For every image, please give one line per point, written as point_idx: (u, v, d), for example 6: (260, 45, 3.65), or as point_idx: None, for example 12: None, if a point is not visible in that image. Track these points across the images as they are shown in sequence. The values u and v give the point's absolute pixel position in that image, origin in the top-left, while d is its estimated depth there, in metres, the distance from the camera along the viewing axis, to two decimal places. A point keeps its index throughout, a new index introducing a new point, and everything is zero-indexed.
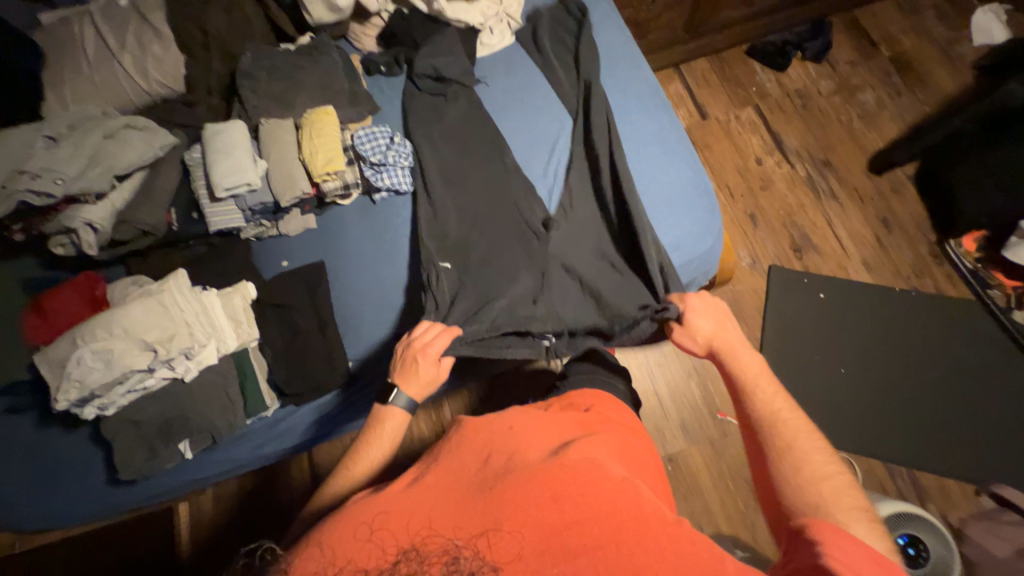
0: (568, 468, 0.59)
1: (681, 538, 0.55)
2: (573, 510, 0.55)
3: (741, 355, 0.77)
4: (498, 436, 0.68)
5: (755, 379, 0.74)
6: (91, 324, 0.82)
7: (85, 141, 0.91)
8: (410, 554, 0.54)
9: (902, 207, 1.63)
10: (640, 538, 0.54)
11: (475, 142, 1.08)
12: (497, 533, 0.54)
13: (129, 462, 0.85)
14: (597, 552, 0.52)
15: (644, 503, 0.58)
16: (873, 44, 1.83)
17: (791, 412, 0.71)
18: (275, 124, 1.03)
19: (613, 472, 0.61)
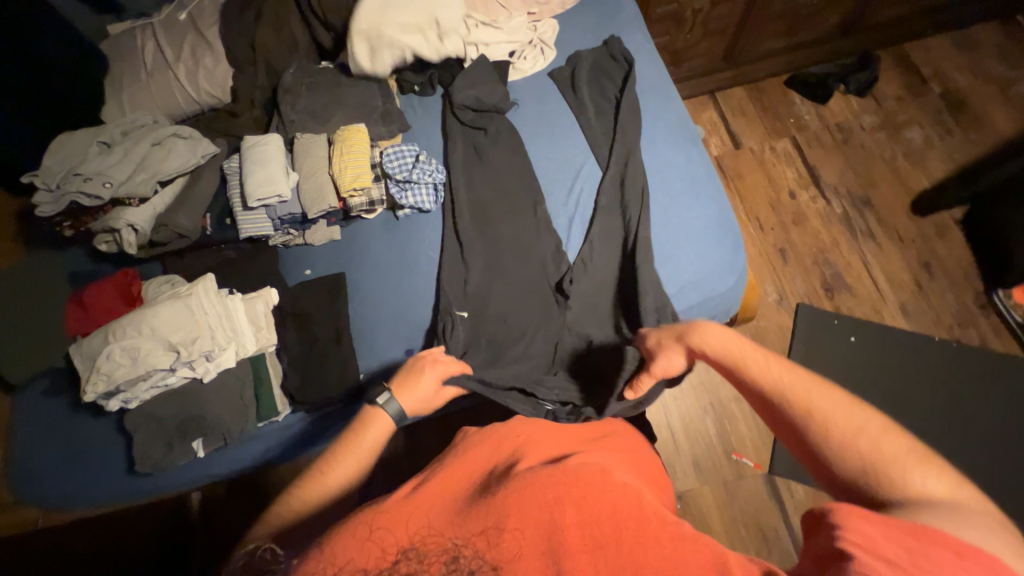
0: (567, 470, 0.60)
1: (679, 537, 0.54)
2: (571, 509, 0.56)
3: (717, 338, 0.68)
4: (499, 450, 0.70)
5: (742, 357, 0.65)
6: (123, 322, 0.86)
7: (135, 148, 0.97)
8: (411, 554, 0.55)
9: (946, 252, 1.54)
10: (639, 536, 0.54)
11: (506, 187, 1.08)
12: (498, 533, 0.55)
13: (147, 455, 0.88)
14: (597, 551, 0.53)
15: (645, 504, 0.57)
16: (923, 80, 1.76)
17: (788, 371, 0.61)
18: (309, 138, 1.07)
19: (614, 476, 0.61)
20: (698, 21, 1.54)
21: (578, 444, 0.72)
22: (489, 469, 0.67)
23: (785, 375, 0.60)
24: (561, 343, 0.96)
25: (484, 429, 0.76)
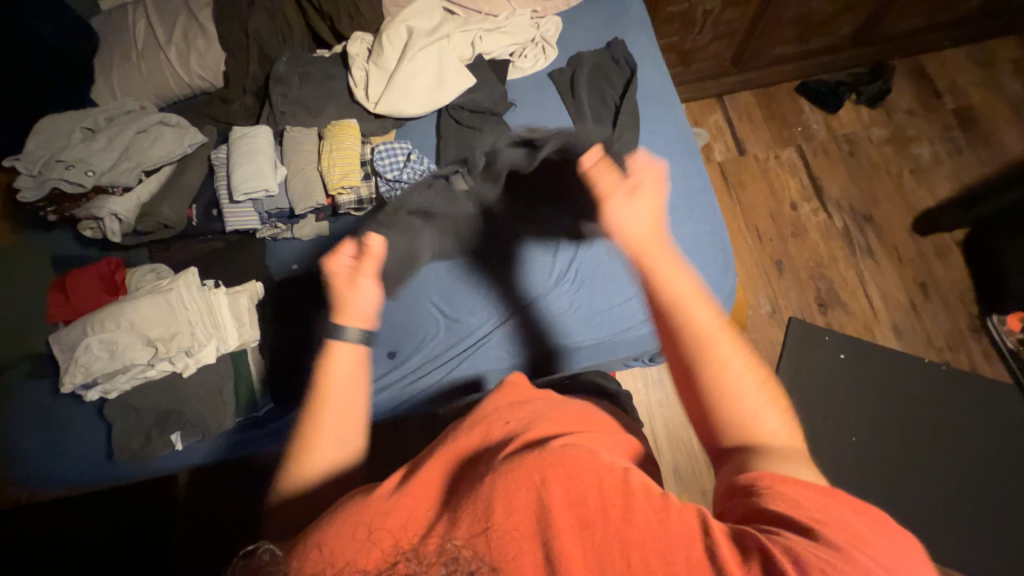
0: (546, 447, 0.48)
1: (671, 512, 0.42)
2: (551, 487, 0.44)
3: (663, 267, 0.59)
4: (491, 432, 0.60)
5: (681, 290, 0.57)
6: (102, 314, 0.87)
7: (120, 135, 0.97)
8: (410, 554, 0.45)
9: (944, 273, 1.52)
10: (631, 514, 0.42)
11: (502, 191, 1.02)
12: (474, 520, 0.44)
13: (126, 444, 0.89)
14: (584, 532, 0.42)
15: (631, 474, 0.46)
16: (936, 94, 1.71)
17: (714, 312, 0.56)
18: (299, 132, 1.06)
19: (606, 455, 0.49)
20: (708, 22, 1.50)
21: (581, 424, 0.61)
22: (475, 454, 0.56)
23: (699, 321, 0.54)
24: (544, 345, 0.97)
25: (467, 417, 0.65)
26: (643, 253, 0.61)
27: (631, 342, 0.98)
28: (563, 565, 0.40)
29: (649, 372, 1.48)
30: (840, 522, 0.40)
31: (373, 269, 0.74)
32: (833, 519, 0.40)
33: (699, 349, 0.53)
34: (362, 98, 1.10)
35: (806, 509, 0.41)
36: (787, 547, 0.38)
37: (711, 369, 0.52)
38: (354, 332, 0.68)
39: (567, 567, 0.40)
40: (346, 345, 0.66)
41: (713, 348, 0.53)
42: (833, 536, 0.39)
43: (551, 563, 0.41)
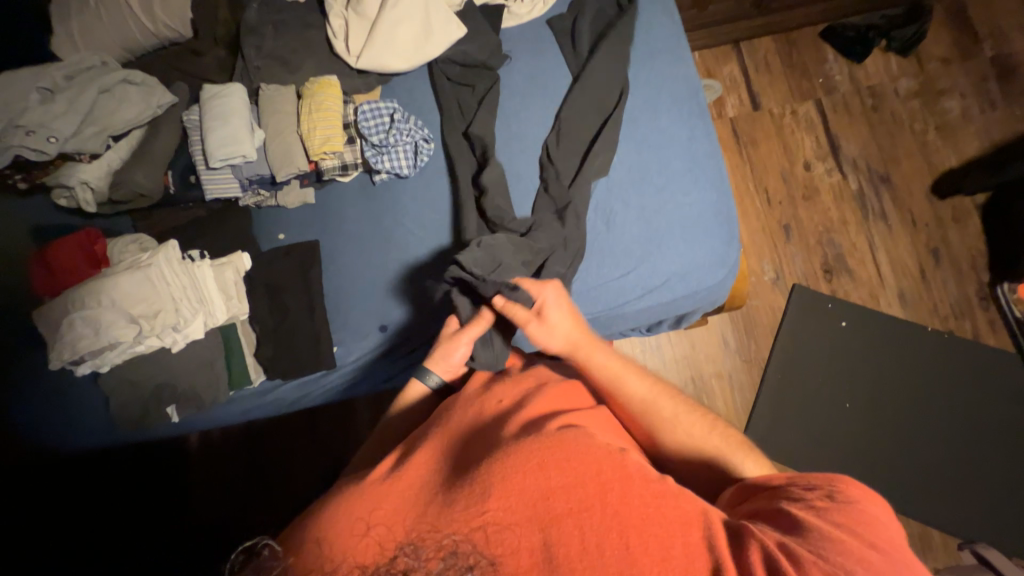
0: (542, 435, 0.53)
1: (667, 501, 0.48)
2: (553, 470, 0.49)
3: (597, 354, 0.72)
4: (485, 411, 0.64)
5: (618, 371, 0.70)
6: (83, 291, 0.84)
7: (80, 96, 0.91)
8: (408, 549, 0.47)
9: (958, 238, 1.46)
10: (627, 497, 0.48)
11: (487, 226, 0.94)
12: (479, 507, 0.48)
13: (125, 415, 0.91)
14: (581, 514, 0.47)
15: (628, 461, 0.51)
16: (975, 40, 1.56)
17: (650, 382, 0.69)
18: (276, 90, 0.99)
19: (599, 438, 0.54)
20: None
21: (568, 403, 0.66)
22: (469, 434, 0.60)
23: (644, 395, 0.68)
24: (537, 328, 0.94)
25: (458, 397, 0.69)
26: (580, 344, 0.74)
27: (628, 317, 0.95)
28: (560, 550, 0.45)
29: (647, 339, 1.47)
30: (844, 510, 0.49)
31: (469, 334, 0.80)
32: (837, 505, 0.50)
33: (651, 418, 0.67)
34: (342, 50, 1.01)
35: (808, 502, 0.51)
36: (784, 543, 0.46)
37: (668, 433, 0.66)
38: (436, 379, 0.78)
39: (564, 550, 0.45)
40: (424, 389, 0.78)
41: (661, 414, 0.67)
42: (827, 526, 0.48)
43: (547, 548, 0.46)
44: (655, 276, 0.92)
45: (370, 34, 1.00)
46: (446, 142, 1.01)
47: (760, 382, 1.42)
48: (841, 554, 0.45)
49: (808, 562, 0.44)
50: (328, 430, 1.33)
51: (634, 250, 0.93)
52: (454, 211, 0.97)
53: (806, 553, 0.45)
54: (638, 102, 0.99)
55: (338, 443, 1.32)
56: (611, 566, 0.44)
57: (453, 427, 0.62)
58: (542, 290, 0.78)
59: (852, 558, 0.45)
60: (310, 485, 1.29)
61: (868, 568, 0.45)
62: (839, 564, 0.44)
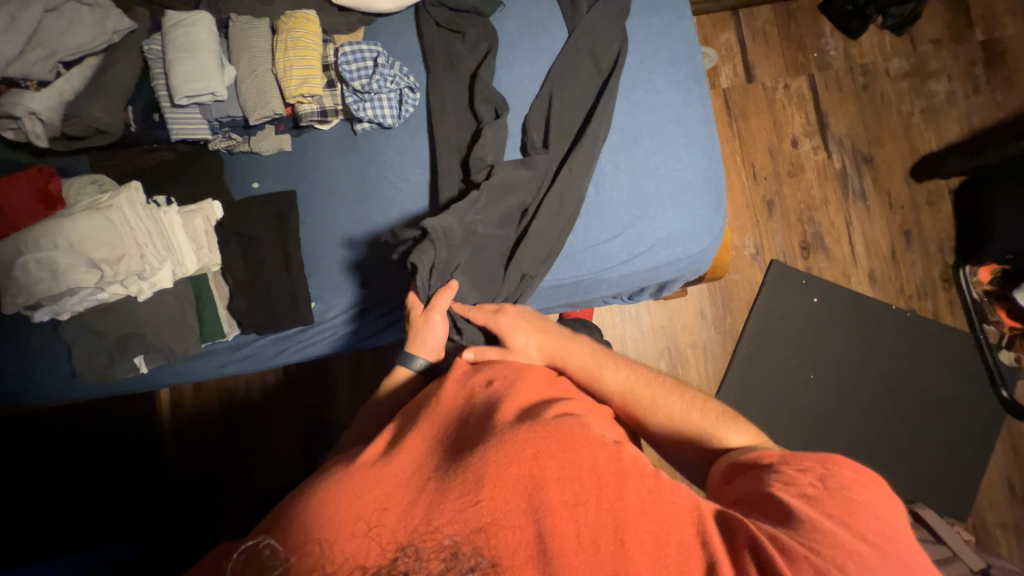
0: (538, 424, 0.54)
1: (660, 494, 0.49)
2: (549, 465, 0.50)
3: (575, 357, 0.73)
4: (480, 392, 0.64)
5: (594, 369, 0.71)
6: (36, 232, 0.79)
7: (23, 14, 0.82)
8: (410, 550, 0.48)
9: (930, 221, 1.51)
10: (623, 491, 0.49)
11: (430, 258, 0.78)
12: (475, 499, 0.49)
13: (89, 367, 0.87)
14: (576, 508, 0.48)
15: (624, 454, 0.52)
16: (968, 22, 1.55)
17: (627, 375, 0.69)
18: (248, 23, 0.91)
19: (595, 431, 0.55)
20: None
21: (563, 390, 0.66)
22: (464, 418, 0.61)
23: (626, 389, 0.68)
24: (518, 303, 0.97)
25: (452, 375, 0.68)
26: (557, 355, 0.74)
27: (612, 283, 0.95)
28: (555, 543, 0.46)
29: (627, 307, 1.49)
30: (839, 497, 0.50)
31: (443, 304, 0.78)
32: (830, 493, 0.51)
33: (627, 404, 0.68)
34: None
35: (800, 489, 0.52)
36: (774, 534, 0.47)
37: (651, 421, 0.67)
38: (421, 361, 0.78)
39: (559, 546, 0.46)
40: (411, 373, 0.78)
41: (648, 398, 0.67)
42: (819, 517, 0.49)
43: (541, 543, 0.46)
44: (643, 241, 0.91)
45: None
46: (433, 90, 0.95)
47: (732, 351, 1.47)
48: (832, 548, 0.46)
49: (799, 558, 0.45)
50: (307, 389, 1.33)
51: (624, 214, 0.92)
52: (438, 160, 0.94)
53: (798, 546, 0.46)
54: (634, 61, 0.95)
55: (315, 399, 1.32)
56: (606, 560, 0.45)
57: (447, 409, 0.63)
58: (500, 322, 0.76)
59: (842, 551, 0.46)
60: (289, 444, 1.31)
61: (860, 562, 0.46)
62: (829, 558, 0.46)
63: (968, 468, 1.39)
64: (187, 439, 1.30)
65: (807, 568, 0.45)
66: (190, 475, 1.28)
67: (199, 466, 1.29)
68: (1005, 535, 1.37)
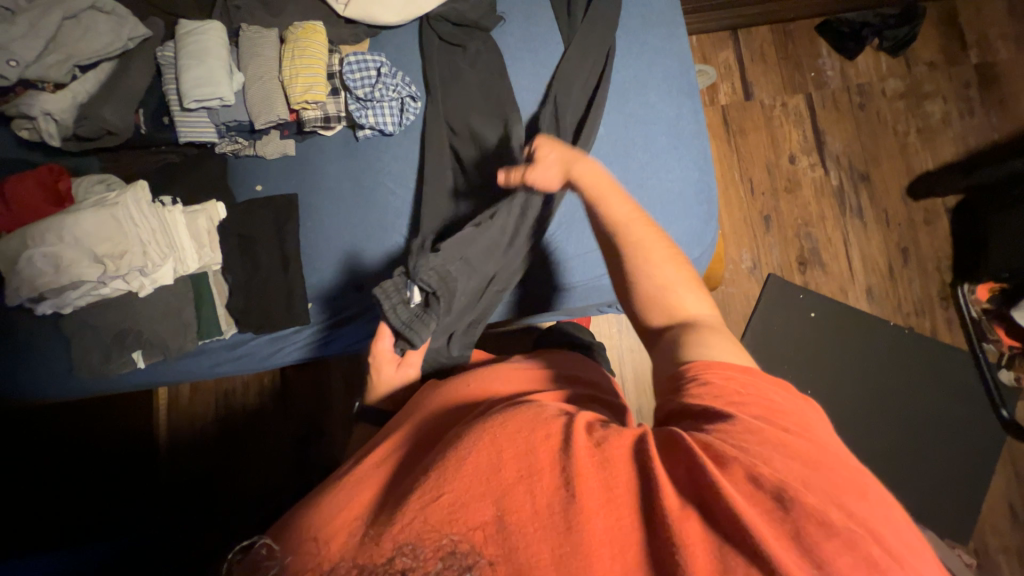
0: (498, 412, 0.52)
1: (607, 444, 0.47)
2: (505, 444, 0.47)
3: (591, 170, 0.77)
4: (452, 400, 0.63)
5: (603, 191, 0.74)
6: (43, 226, 0.81)
7: (42, 21, 0.86)
8: (405, 549, 0.42)
9: (927, 240, 1.51)
10: (569, 451, 0.46)
11: (408, 321, 0.77)
12: (439, 491, 0.44)
13: (86, 361, 0.88)
14: (532, 479, 0.44)
15: (574, 422, 0.50)
16: (962, 45, 1.58)
17: (632, 209, 0.72)
18: (257, 32, 0.95)
19: (549, 408, 0.53)
20: None
21: (538, 383, 0.65)
22: (439, 427, 0.58)
23: (628, 214, 0.72)
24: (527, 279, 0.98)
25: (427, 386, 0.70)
26: (577, 165, 0.78)
27: (604, 290, 0.99)
28: (515, 515, 0.42)
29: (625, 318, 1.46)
30: (752, 395, 0.51)
31: (419, 358, 0.80)
32: (748, 396, 0.51)
33: (625, 235, 0.70)
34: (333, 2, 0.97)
35: (726, 397, 0.51)
36: (705, 441, 0.46)
37: (636, 258, 0.68)
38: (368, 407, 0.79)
39: (518, 514, 0.42)
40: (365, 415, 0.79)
41: (637, 234, 0.70)
42: (746, 417, 0.48)
43: (503, 521, 0.42)
44: None
45: None
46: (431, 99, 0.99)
47: None
48: (752, 439, 0.46)
49: (729, 459, 0.44)
50: (302, 391, 1.33)
51: None
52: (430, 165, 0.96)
53: (729, 448, 0.45)
54: (628, 76, 0.98)
55: (311, 401, 1.33)
56: (561, 520, 0.42)
57: (423, 415, 0.62)
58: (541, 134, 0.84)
59: (766, 444, 0.45)
60: (281, 446, 1.31)
61: (783, 452, 0.45)
62: (754, 453, 0.44)
63: (967, 489, 1.37)
64: (179, 442, 1.32)
65: (740, 472, 0.43)
66: (183, 474, 1.30)
67: (190, 465, 1.31)
68: (1007, 559, 1.34)
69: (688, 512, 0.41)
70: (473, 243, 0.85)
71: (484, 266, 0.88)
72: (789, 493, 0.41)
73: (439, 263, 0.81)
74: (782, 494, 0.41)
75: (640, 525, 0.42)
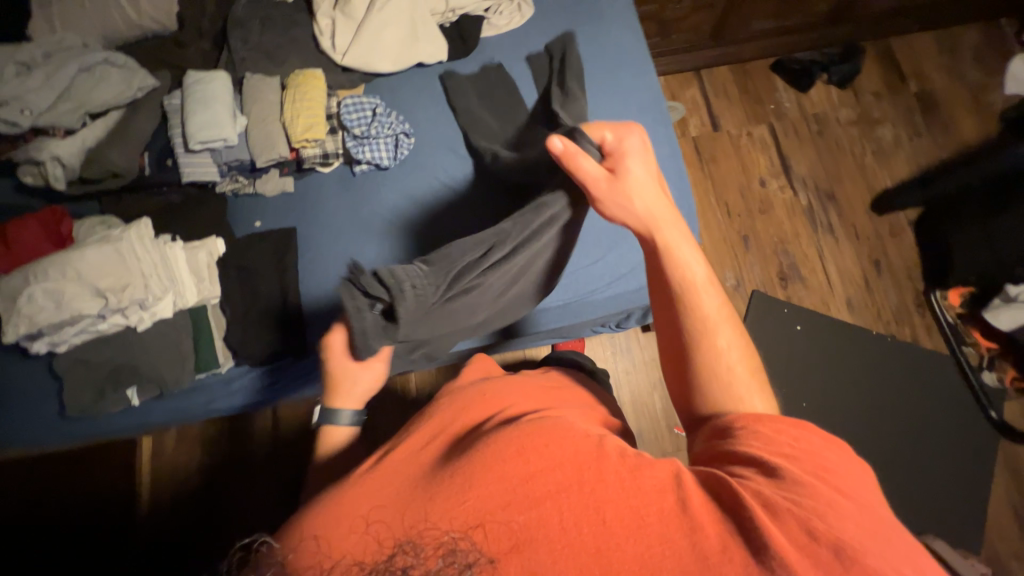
0: (523, 423, 0.51)
1: (642, 471, 0.45)
2: (534, 457, 0.46)
3: (672, 235, 0.63)
4: (473, 412, 0.61)
5: (694, 279, 0.60)
6: (46, 263, 0.82)
7: (58, 74, 0.92)
8: (407, 547, 0.43)
9: (896, 252, 1.60)
10: (603, 474, 0.45)
11: (367, 333, 0.66)
12: (461, 498, 0.44)
13: (77, 401, 0.87)
14: (560, 496, 0.43)
15: (606, 442, 0.49)
16: (902, 78, 1.75)
17: (723, 306, 0.60)
18: (260, 80, 1.02)
19: (579, 427, 0.52)
20: None
21: (554, 399, 0.65)
22: (454, 431, 0.57)
23: (711, 310, 0.59)
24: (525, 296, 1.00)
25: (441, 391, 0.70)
26: (654, 224, 0.64)
27: (597, 305, 1.03)
28: (539, 532, 0.42)
29: (618, 340, 1.48)
30: (809, 450, 0.47)
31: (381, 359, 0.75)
32: (804, 449, 0.47)
33: (703, 330, 0.58)
34: (332, 54, 1.06)
35: (778, 447, 0.48)
36: (755, 488, 0.44)
37: (701, 342, 0.58)
38: (347, 415, 0.75)
39: (541, 530, 0.42)
40: (336, 428, 0.74)
41: (720, 339, 0.58)
42: (797, 471, 0.45)
43: (524, 535, 0.42)
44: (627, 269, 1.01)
45: (357, 37, 1.05)
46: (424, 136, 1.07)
47: None
48: (810, 495, 0.43)
49: (781, 509, 0.42)
50: (295, 430, 1.30)
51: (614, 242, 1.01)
52: (424, 196, 1.03)
53: (782, 500, 0.42)
54: (606, 108, 1.07)
55: (304, 441, 1.29)
56: (588, 539, 0.41)
57: (434, 420, 0.60)
58: (628, 159, 0.67)
59: (821, 500, 0.43)
60: (271, 491, 1.27)
61: (840, 511, 0.42)
62: (812, 509, 0.42)
63: (968, 493, 1.38)
64: (166, 496, 1.27)
65: (794, 522, 0.41)
66: (155, 542, 1.22)
67: (170, 529, 1.24)
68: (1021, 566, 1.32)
69: (737, 557, 0.40)
70: (466, 261, 0.73)
71: (473, 292, 0.75)
72: (847, 550, 0.39)
73: (422, 278, 0.68)
74: (841, 552, 0.39)
75: (673, 554, 0.41)
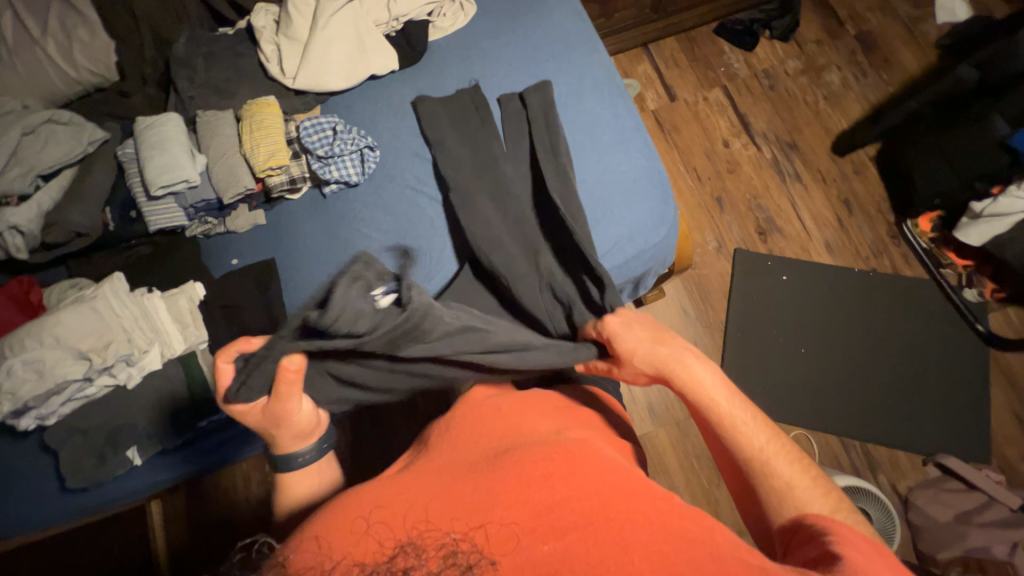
0: (549, 444, 0.53)
1: (678, 521, 0.46)
2: (561, 487, 0.47)
3: (699, 377, 0.66)
4: (490, 423, 0.59)
5: (732, 419, 0.63)
6: (23, 333, 0.82)
7: (3, 140, 0.89)
8: (408, 548, 0.43)
9: (863, 189, 1.64)
10: (632, 512, 0.46)
11: (339, 298, 0.57)
12: (480, 519, 0.45)
13: (78, 469, 0.84)
14: (586, 528, 0.44)
15: (634, 479, 0.50)
16: (839, 23, 1.81)
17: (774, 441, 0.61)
18: (214, 116, 1.00)
19: (609, 455, 0.54)
20: None
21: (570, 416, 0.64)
22: (463, 437, 0.57)
23: (764, 446, 0.60)
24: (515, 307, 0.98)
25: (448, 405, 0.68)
26: (670, 373, 0.68)
27: None
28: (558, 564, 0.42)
29: None
30: (867, 549, 0.47)
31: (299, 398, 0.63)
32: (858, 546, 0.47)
33: (757, 468, 0.59)
34: (284, 80, 1.05)
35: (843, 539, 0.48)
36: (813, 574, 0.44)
37: (759, 476, 0.58)
38: (304, 454, 0.71)
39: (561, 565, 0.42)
40: (301, 469, 0.71)
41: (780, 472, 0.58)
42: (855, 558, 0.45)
43: (539, 557, 0.42)
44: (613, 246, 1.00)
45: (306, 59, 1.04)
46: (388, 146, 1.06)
47: (723, 341, 1.51)
48: None
49: None
50: None
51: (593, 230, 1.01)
52: (399, 206, 1.02)
53: None
54: (563, 91, 1.08)
55: None
56: None
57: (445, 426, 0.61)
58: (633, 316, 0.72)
59: None
60: None
61: None
62: None
63: (971, 408, 1.42)
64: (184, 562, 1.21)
65: None
66: None
67: None
68: None
69: None
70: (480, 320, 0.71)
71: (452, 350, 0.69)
72: None
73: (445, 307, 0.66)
74: None
75: None
